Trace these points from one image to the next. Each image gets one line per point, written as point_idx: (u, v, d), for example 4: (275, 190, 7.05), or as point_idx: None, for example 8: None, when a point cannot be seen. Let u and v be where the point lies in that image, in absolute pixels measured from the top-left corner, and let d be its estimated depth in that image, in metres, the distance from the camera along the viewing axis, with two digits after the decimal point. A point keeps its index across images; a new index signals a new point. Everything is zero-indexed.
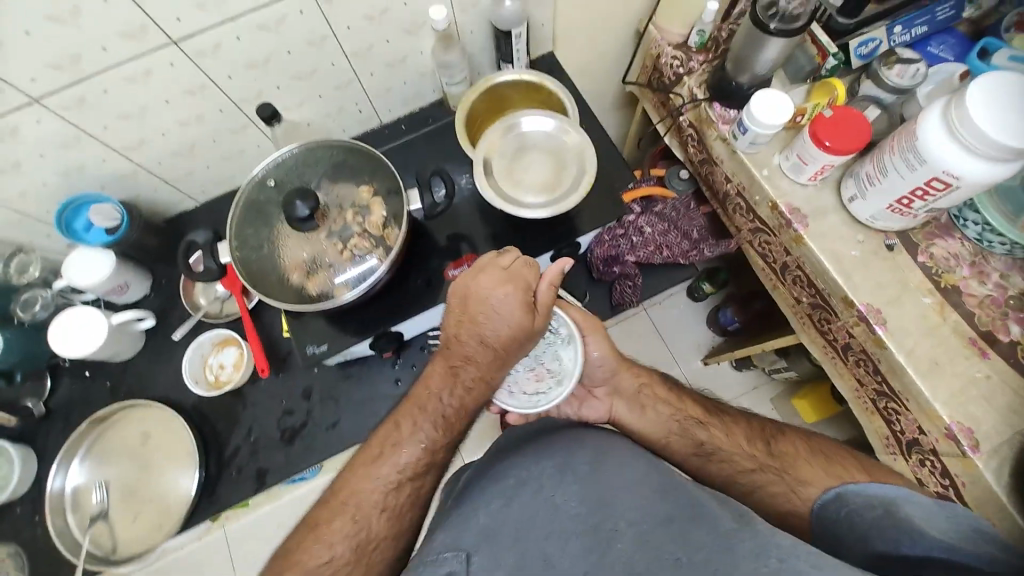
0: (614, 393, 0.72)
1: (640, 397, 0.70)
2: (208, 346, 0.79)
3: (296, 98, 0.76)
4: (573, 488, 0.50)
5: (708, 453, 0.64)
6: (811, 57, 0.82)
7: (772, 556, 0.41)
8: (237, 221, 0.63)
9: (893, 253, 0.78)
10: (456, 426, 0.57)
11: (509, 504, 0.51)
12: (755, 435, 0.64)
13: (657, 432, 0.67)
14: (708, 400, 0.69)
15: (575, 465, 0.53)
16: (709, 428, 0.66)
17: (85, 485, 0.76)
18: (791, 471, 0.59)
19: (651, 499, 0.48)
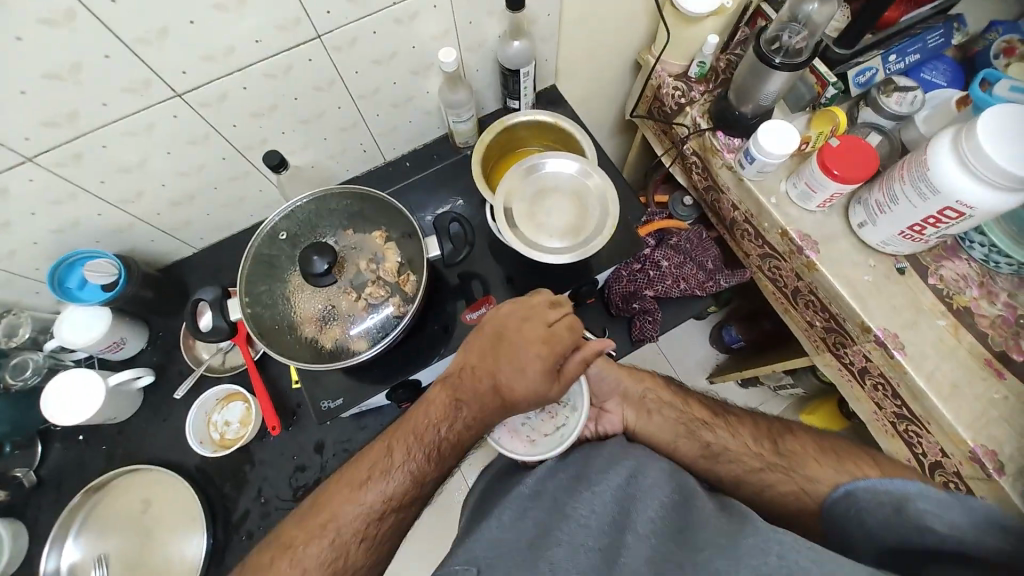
0: (622, 402, 0.70)
1: (646, 402, 0.68)
2: (212, 403, 0.75)
3: (300, 142, 0.74)
4: (583, 500, 0.52)
5: (717, 457, 0.61)
6: (811, 86, 0.85)
7: (772, 551, 0.43)
8: (248, 277, 0.60)
9: (904, 276, 0.78)
10: (444, 462, 0.54)
11: (521, 518, 0.52)
12: (762, 433, 0.62)
13: (663, 440, 0.65)
14: (711, 402, 0.67)
15: (585, 478, 0.55)
16: (715, 428, 0.63)
17: (80, 563, 0.69)
18: (800, 470, 0.56)
19: (659, 504, 0.51)
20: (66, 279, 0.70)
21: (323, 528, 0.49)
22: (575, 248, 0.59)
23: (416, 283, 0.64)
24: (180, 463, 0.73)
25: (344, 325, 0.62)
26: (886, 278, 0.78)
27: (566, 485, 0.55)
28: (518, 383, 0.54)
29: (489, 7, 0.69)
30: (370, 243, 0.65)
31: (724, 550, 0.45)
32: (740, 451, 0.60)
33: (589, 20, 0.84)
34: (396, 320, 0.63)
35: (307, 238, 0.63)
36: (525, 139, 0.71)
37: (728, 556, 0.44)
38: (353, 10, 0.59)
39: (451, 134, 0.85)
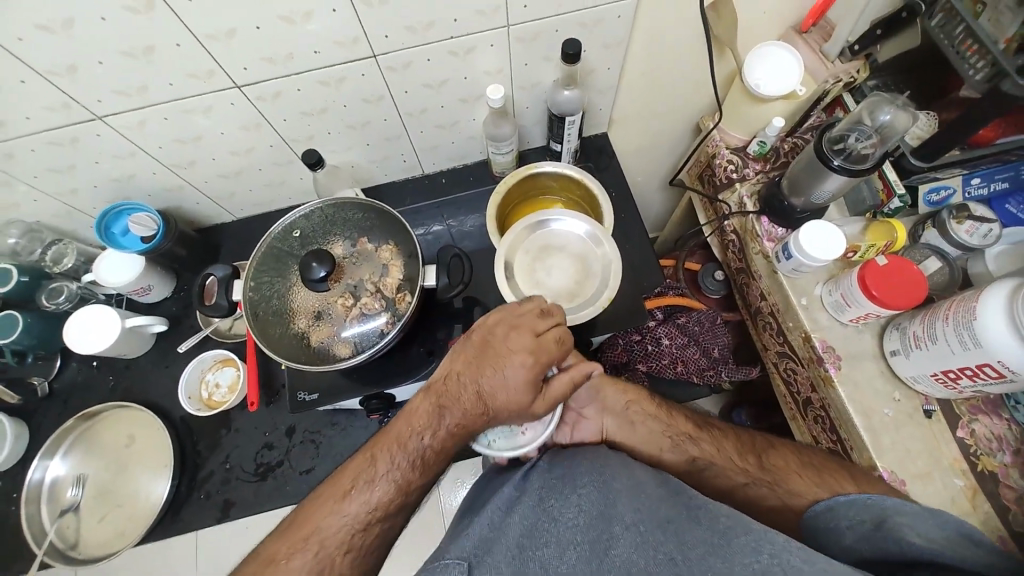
0: (601, 409, 0.71)
1: (628, 413, 0.69)
2: (209, 362, 0.81)
3: (344, 144, 0.77)
4: (572, 498, 0.54)
5: (699, 469, 0.64)
6: (876, 191, 0.79)
7: (763, 552, 0.44)
8: (256, 266, 0.64)
9: (930, 420, 0.71)
10: (431, 470, 0.52)
11: (508, 514, 0.53)
12: (745, 446, 0.63)
13: (646, 446, 0.67)
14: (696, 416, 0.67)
15: (574, 478, 0.56)
16: (699, 441, 0.65)
17: (63, 478, 0.78)
18: (781, 483, 0.59)
19: (650, 502, 0.52)
20: (112, 225, 0.77)
21: (305, 541, 0.47)
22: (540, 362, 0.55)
23: (410, 303, 0.65)
24: (169, 412, 0.79)
25: (331, 329, 0.63)
26: (908, 418, 0.71)
27: (552, 483, 0.56)
28: (505, 394, 0.52)
29: (547, 54, 0.69)
30: (378, 255, 0.66)
31: (718, 549, 0.46)
32: (720, 462, 0.63)
33: (651, 79, 0.82)
34: (382, 334, 0.64)
35: (318, 239, 0.66)
36: (551, 188, 0.72)
37: (719, 553, 0.45)
38: (410, 37, 0.61)
39: (490, 161, 0.85)
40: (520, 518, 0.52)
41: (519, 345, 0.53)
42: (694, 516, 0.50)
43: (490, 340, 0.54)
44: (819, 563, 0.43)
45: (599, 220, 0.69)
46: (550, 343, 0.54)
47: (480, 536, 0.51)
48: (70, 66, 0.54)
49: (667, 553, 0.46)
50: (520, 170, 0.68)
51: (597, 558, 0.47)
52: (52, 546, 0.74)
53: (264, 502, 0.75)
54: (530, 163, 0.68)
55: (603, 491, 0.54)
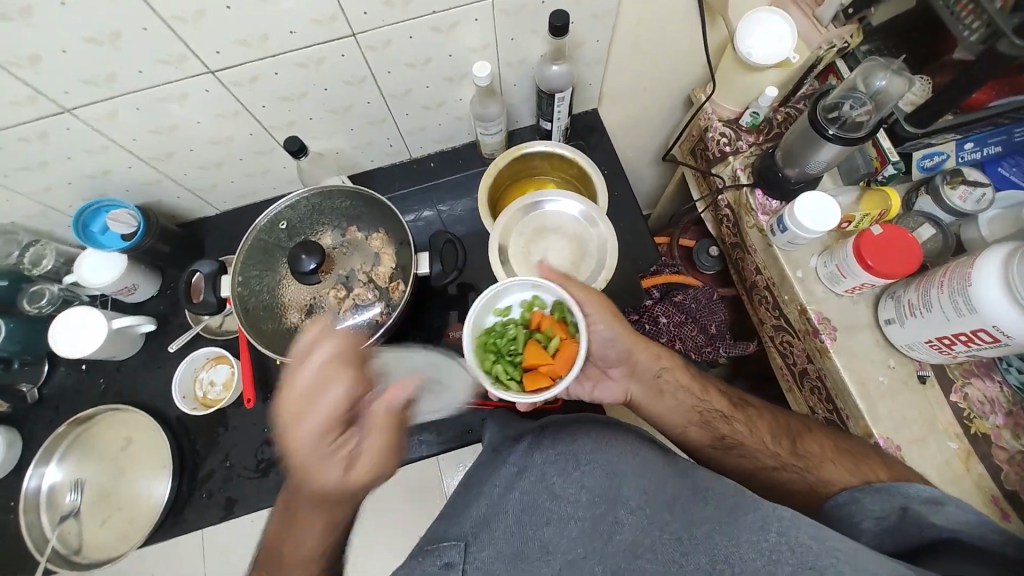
0: (629, 375, 0.67)
1: (658, 382, 0.66)
2: (201, 360, 0.79)
3: (327, 130, 0.75)
4: (577, 477, 0.54)
5: (727, 446, 0.63)
6: (869, 159, 0.78)
7: (772, 530, 0.45)
8: (242, 260, 0.62)
9: (925, 385, 0.72)
10: (324, 546, 0.51)
11: (508, 492, 0.54)
12: (780, 429, 0.62)
13: (674, 420, 0.66)
14: (734, 394, 0.66)
15: (578, 453, 0.55)
16: (732, 420, 0.64)
17: (60, 484, 0.77)
18: (814, 471, 0.58)
19: (655, 483, 0.52)
20: (90, 223, 0.74)
21: None
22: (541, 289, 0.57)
23: (404, 291, 0.63)
24: (164, 412, 0.78)
25: (326, 321, 0.62)
26: (902, 384, 0.72)
27: (557, 460, 0.55)
28: (346, 436, 0.49)
29: (533, 27, 0.67)
30: (368, 244, 0.65)
31: (723, 527, 0.48)
32: (751, 445, 0.62)
33: (641, 51, 0.80)
34: (377, 324, 0.63)
35: (306, 230, 0.64)
36: (543, 168, 0.71)
37: (725, 531, 0.47)
38: (391, 13, 0.58)
39: (478, 143, 0.83)
40: (520, 495, 0.53)
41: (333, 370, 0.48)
42: (700, 495, 0.51)
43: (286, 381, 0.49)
44: (829, 541, 0.44)
45: (593, 199, 0.67)
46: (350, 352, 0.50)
47: (478, 514, 0.53)
48: (31, 56, 0.51)
49: (673, 532, 0.49)
50: (510, 151, 0.66)
51: (599, 538, 0.50)
52: (55, 551, 0.74)
53: (267, 497, 0.75)
54: (521, 143, 0.66)
55: (611, 468, 0.54)
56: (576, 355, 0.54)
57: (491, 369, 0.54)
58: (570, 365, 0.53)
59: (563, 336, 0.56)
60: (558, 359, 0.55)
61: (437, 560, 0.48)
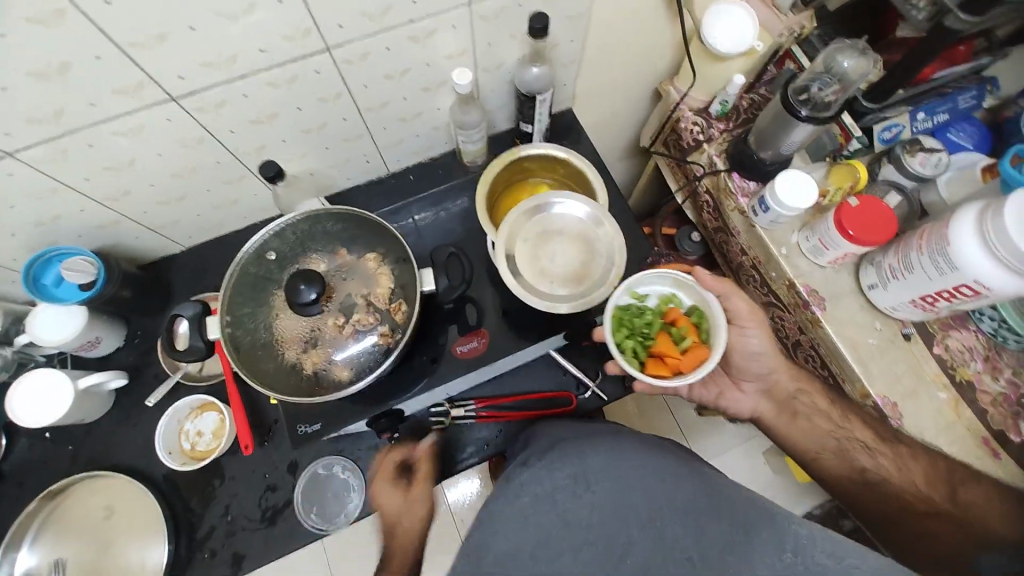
0: (764, 395, 0.81)
1: (794, 404, 0.78)
2: (185, 411, 0.73)
3: (301, 150, 0.71)
4: (589, 499, 0.50)
5: (862, 476, 0.73)
6: (834, 136, 0.82)
7: (787, 550, 0.46)
8: (230, 297, 0.58)
9: (910, 342, 0.76)
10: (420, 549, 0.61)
11: (525, 525, 0.50)
12: (929, 468, 0.69)
13: (811, 445, 0.76)
14: (881, 427, 0.72)
15: (585, 473, 0.53)
16: (875, 456, 0.71)
17: (37, 569, 0.69)
18: (965, 518, 0.66)
19: (668, 496, 0.51)
20: (42, 275, 0.67)
21: None
22: (684, 291, 0.71)
23: (408, 312, 0.61)
24: (149, 472, 0.71)
25: (330, 351, 0.59)
26: (890, 343, 0.76)
27: (565, 484, 0.52)
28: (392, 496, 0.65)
29: (509, 30, 0.66)
30: (366, 266, 0.62)
31: (738, 547, 0.47)
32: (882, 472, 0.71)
33: (612, 48, 0.81)
34: (384, 348, 0.60)
35: (296, 259, 0.60)
36: (532, 172, 0.70)
37: (739, 552, 0.46)
38: (366, 25, 0.56)
39: (458, 151, 0.81)
40: (536, 529, 0.49)
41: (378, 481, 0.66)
42: (717, 506, 0.50)
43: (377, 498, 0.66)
44: (846, 561, 0.46)
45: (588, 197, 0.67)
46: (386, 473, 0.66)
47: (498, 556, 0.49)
48: None
49: (685, 555, 0.47)
50: (502, 157, 0.65)
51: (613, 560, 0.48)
52: None
53: (277, 547, 0.70)
54: (511, 149, 0.65)
55: (622, 483, 0.51)
56: (705, 358, 0.64)
57: (622, 340, 0.66)
58: (693, 364, 0.64)
59: (694, 339, 0.66)
60: (684, 357, 0.65)
61: None
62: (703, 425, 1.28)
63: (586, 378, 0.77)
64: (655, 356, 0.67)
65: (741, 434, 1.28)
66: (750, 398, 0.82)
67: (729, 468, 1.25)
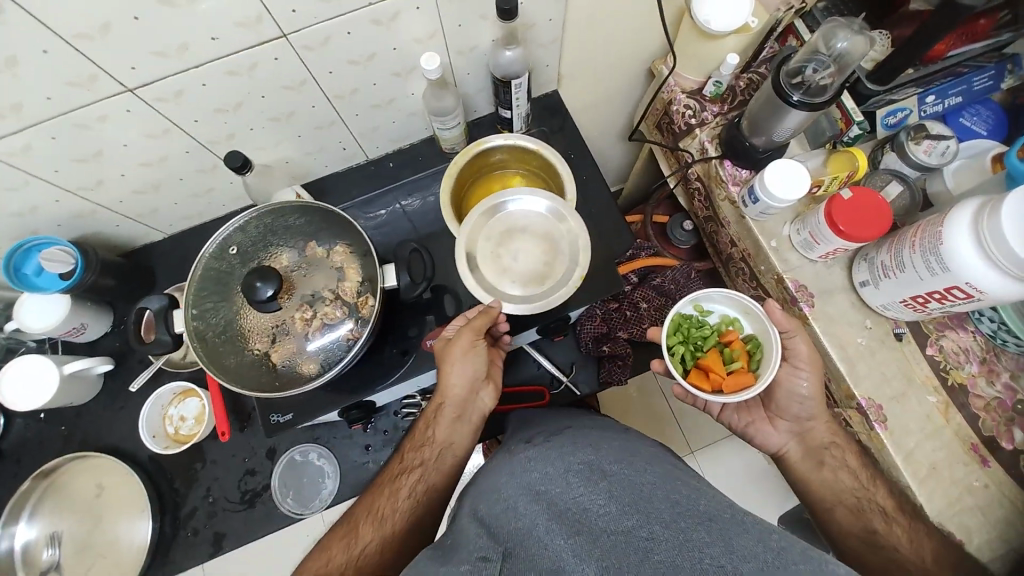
0: (796, 437, 0.71)
1: (823, 452, 0.68)
2: (168, 397, 0.75)
3: (272, 139, 0.70)
4: (601, 489, 0.53)
5: (871, 543, 0.63)
6: (834, 120, 0.77)
7: (821, 558, 0.43)
8: (194, 292, 0.58)
9: (901, 342, 0.73)
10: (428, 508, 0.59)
11: (537, 501, 0.54)
12: (947, 558, 0.61)
13: (828, 493, 0.67)
14: (907, 501, 0.64)
15: (600, 465, 0.57)
16: (890, 522, 0.63)
17: (35, 540, 0.73)
18: None
19: (687, 499, 0.51)
20: (23, 265, 0.69)
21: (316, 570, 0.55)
22: (747, 316, 0.73)
23: (373, 306, 0.60)
24: (135, 453, 0.74)
25: (294, 345, 0.59)
26: (880, 343, 0.73)
27: (581, 471, 0.56)
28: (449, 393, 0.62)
29: (481, 11, 0.63)
30: (331, 260, 0.61)
31: (774, 563, 0.43)
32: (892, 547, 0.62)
33: (597, 26, 0.76)
34: (350, 341, 0.60)
35: (259, 254, 0.60)
36: (505, 162, 0.68)
37: (776, 565, 0.43)
38: (323, 10, 0.53)
39: (436, 137, 0.79)
40: (546, 507, 0.53)
41: (457, 356, 0.60)
42: (740, 519, 0.49)
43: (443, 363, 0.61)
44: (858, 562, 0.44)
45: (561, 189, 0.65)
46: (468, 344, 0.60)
47: (512, 529, 0.52)
48: None
49: (714, 559, 0.44)
50: (468, 149, 0.63)
51: (629, 552, 0.46)
52: None
53: (256, 528, 0.73)
54: (479, 139, 0.63)
55: (632, 477, 0.54)
56: (749, 383, 0.68)
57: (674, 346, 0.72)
58: (734, 386, 0.68)
59: (744, 365, 0.71)
60: (729, 377, 0.69)
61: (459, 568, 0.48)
62: (695, 414, 1.27)
63: (559, 372, 0.77)
64: (700, 368, 0.72)
65: None
66: (779, 437, 0.72)
67: (720, 457, 1.25)
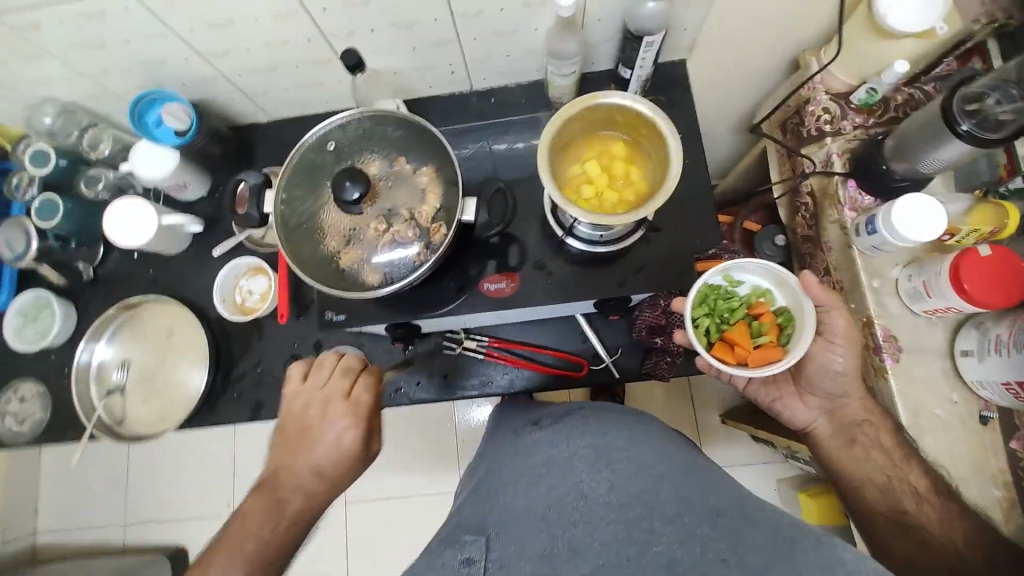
0: (825, 410, 0.70)
1: (856, 430, 0.67)
2: (242, 269, 0.81)
3: (388, 46, 0.69)
4: (606, 475, 0.53)
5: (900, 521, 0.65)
6: (996, 164, 0.67)
7: (839, 574, 0.42)
8: (287, 177, 0.61)
9: (984, 426, 0.65)
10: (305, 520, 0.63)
11: (537, 484, 0.55)
12: (977, 540, 0.61)
13: (857, 474, 0.68)
14: (942, 479, 0.64)
15: (610, 451, 0.55)
16: (921, 500, 0.64)
17: (109, 362, 0.82)
18: None
19: (693, 494, 0.51)
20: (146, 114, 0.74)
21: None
22: (779, 289, 0.67)
23: (445, 235, 0.61)
24: (204, 310, 0.81)
25: (364, 249, 0.61)
26: (961, 419, 0.66)
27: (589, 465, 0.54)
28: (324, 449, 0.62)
29: None
30: (415, 179, 0.62)
31: (785, 560, 0.43)
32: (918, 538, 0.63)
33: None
34: (415, 264, 0.60)
35: (352, 155, 0.62)
36: (614, 123, 0.64)
37: (784, 564, 0.43)
38: None
39: (547, 82, 0.76)
40: (548, 491, 0.54)
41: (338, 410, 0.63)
42: (749, 519, 0.48)
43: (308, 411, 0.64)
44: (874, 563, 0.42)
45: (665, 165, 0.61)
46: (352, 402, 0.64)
47: (508, 508, 0.55)
48: None
49: (719, 554, 0.45)
50: (580, 99, 0.59)
51: (632, 549, 0.47)
52: (100, 421, 0.79)
53: None
54: (596, 91, 0.59)
55: (629, 481, 0.52)
56: (777, 359, 0.63)
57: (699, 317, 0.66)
58: (761, 360, 0.64)
59: (773, 339, 0.65)
60: (755, 351, 0.64)
61: (460, 552, 0.52)
62: (723, 433, 1.23)
63: (603, 350, 0.75)
64: (725, 342, 0.67)
65: (760, 455, 1.21)
66: (807, 414, 0.71)
67: (736, 483, 1.21)
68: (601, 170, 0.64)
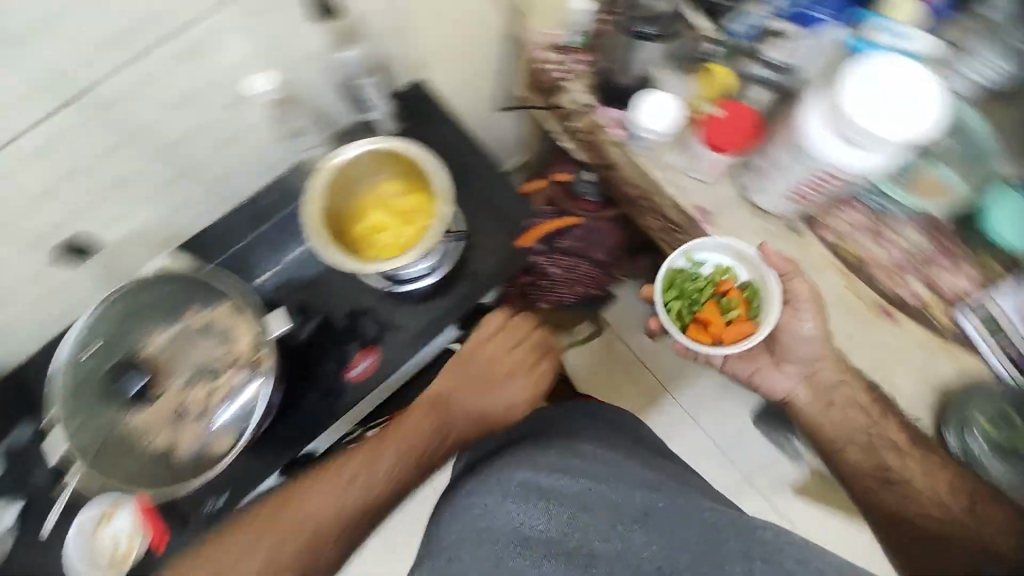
0: (805, 377, 0.80)
1: (832, 393, 0.77)
2: (91, 524, 0.71)
3: (114, 212, 0.64)
4: (545, 507, 0.66)
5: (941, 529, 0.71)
6: (694, 42, 0.76)
7: (756, 556, 0.58)
8: (65, 408, 0.60)
9: (799, 236, 0.76)
10: None
11: (477, 545, 0.65)
12: (956, 486, 0.71)
13: (838, 436, 0.78)
14: (916, 432, 0.72)
15: (542, 483, 0.67)
16: (903, 457, 0.73)
17: None
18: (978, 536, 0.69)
19: (627, 495, 0.66)
20: None
21: None
22: (733, 251, 0.79)
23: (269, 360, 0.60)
24: None
25: (196, 437, 0.60)
26: (779, 237, 0.76)
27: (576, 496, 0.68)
28: (417, 438, 0.73)
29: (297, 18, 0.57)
30: (199, 333, 0.63)
31: (706, 558, 0.60)
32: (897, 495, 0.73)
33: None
34: (246, 408, 0.61)
35: (124, 346, 0.62)
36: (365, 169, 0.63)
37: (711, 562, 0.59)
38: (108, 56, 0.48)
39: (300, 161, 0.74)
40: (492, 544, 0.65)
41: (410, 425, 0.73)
42: (683, 524, 0.63)
43: (399, 428, 0.73)
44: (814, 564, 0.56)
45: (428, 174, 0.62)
46: (433, 410, 0.75)
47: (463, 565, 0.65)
48: None
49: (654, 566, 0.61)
50: (320, 168, 0.59)
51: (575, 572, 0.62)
52: None
53: None
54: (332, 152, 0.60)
55: (614, 494, 0.66)
56: (745, 333, 0.79)
57: (669, 303, 0.85)
58: (732, 337, 0.80)
59: (741, 312, 0.82)
60: (729, 329, 0.81)
61: None
62: None
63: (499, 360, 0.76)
64: (698, 322, 0.84)
65: None
66: (787, 381, 0.82)
67: None
68: (389, 212, 0.66)
